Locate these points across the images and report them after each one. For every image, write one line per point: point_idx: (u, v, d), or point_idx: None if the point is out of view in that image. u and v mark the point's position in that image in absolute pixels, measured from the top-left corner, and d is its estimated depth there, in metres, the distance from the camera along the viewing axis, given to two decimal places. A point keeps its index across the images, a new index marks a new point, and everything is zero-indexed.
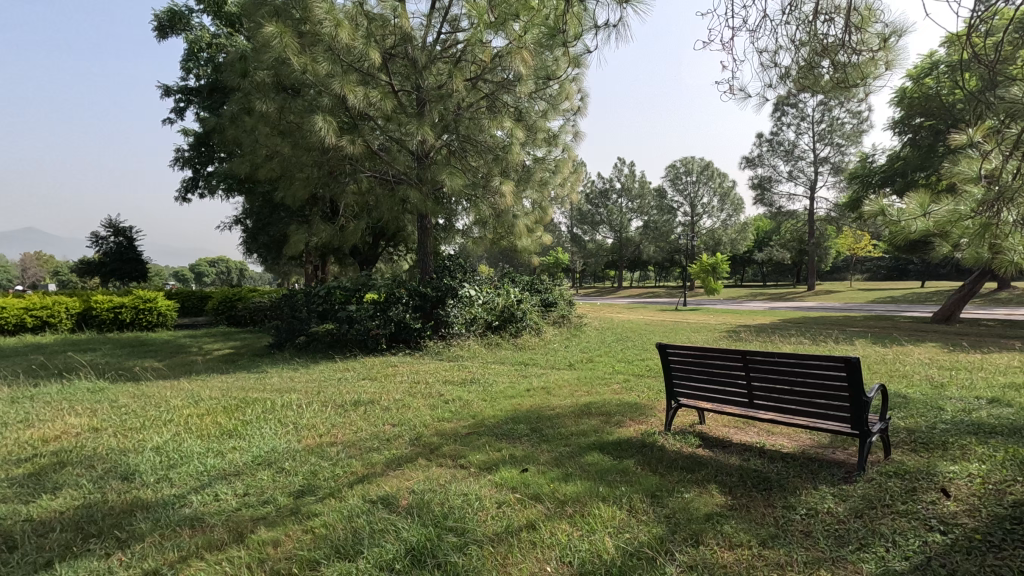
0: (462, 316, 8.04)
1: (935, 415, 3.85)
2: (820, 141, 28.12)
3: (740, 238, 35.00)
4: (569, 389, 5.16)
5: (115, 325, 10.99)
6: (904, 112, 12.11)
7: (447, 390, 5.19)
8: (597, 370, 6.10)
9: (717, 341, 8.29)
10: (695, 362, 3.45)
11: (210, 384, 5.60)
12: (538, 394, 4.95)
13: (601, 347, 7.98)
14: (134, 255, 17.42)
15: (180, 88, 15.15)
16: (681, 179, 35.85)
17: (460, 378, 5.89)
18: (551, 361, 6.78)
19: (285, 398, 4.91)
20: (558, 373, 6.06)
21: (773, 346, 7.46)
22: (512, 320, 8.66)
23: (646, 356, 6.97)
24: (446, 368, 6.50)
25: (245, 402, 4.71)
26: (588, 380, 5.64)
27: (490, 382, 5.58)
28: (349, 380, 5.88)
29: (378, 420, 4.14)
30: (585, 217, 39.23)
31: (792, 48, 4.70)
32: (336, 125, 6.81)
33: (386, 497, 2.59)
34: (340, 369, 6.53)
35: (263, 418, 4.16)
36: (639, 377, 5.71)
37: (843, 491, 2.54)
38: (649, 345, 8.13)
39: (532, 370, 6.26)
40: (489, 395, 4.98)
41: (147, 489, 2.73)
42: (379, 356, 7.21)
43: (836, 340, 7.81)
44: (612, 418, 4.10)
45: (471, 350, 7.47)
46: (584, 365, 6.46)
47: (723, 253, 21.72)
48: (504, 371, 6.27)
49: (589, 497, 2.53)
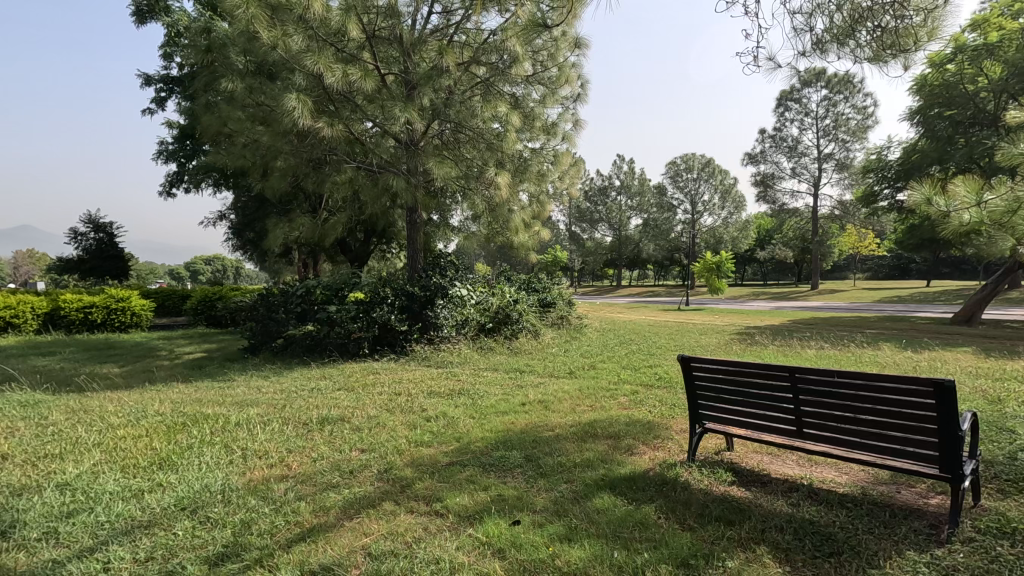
0: (453, 318, 7.42)
1: (1010, 441, 3.21)
2: (825, 137, 27.50)
3: (742, 236, 34.40)
4: (569, 404, 4.50)
5: (85, 326, 10.29)
6: (922, 102, 11.49)
7: (430, 405, 4.53)
8: (601, 380, 5.44)
9: (729, 345, 7.65)
10: (725, 379, 2.81)
11: (163, 396, 4.94)
12: (534, 410, 4.30)
13: (604, 351, 7.34)
14: (115, 252, 16.74)
15: (161, 77, 14.48)
16: (681, 176, 35.21)
17: (447, 389, 5.24)
18: (549, 369, 6.13)
19: (242, 415, 4.25)
20: (557, 383, 5.40)
21: (793, 351, 6.82)
22: (507, 322, 8.01)
23: (654, 363, 6.32)
24: (433, 377, 5.85)
25: (194, 420, 4.05)
26: (591, 392, 4.98)
27: (480, 395, 4.92)
28: (322, 390, 5.22)
29: (345, 445, 3.49)
30: (584, 215, 38.59)
31: (829, 10, 4.04)
32: (311, 106, 6.16)
33: (331, 568, 1.95)
34: (315, 377, 5.87)
35: (208, 442, 3.51)
36: (649, 388, 5.06)
37: (940, 561, 1.90)
38: (656, 349, 7.48)
39: (529, 380, 5.59)
40: (478, 411, 4.31)
41: (20, 553, 2.09)
42: (361, 362, 6.56)
43: (860, 344, 7.18)
44: (622, 442, 3.46)
45: (461, 355, 6.82)
46: (586, 373, 5.81)
47: (727, 252, 21.10)
48: (497, 380, 5.61)
49: (599, 568, 1.90)
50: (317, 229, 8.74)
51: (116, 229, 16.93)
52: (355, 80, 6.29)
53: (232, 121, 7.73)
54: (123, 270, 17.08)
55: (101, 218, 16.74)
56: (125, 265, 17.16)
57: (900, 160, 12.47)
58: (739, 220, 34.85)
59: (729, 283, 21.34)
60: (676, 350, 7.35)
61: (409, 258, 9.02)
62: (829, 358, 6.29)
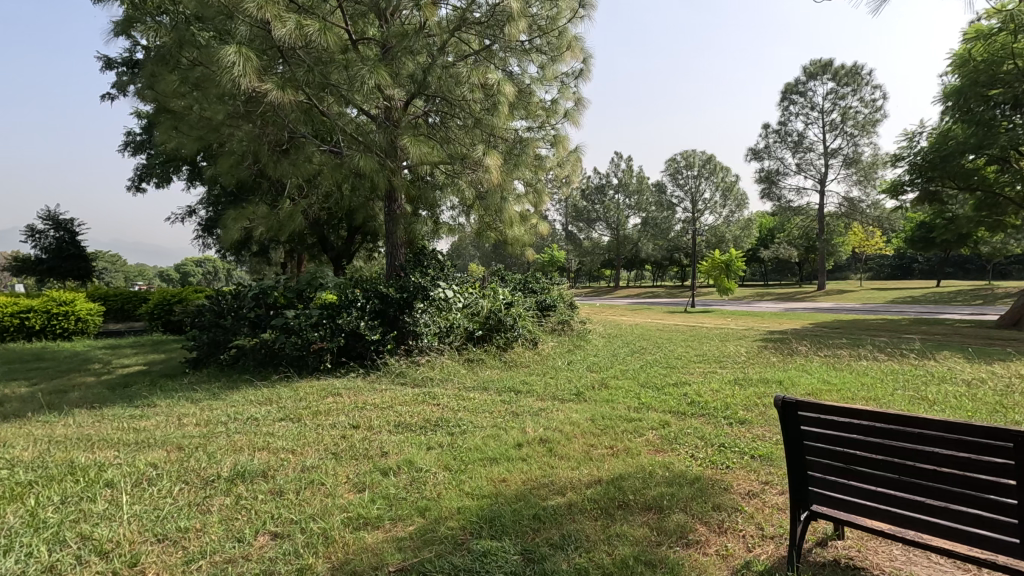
0: (435, 324, 6.24)
1: None
2: (832, 131, 26.44)
3: (744, 235, 33.39)
4: (581, 445, 3.31)
5: (22, 333, 9.05)
6: (960, 81, 10.35)
7: (392, 449, 3.33)
8: (617, 408, 4.24)
9: (760, 354, 6.49)
10: (864, 443, 1.67)
11: (41, 433, 3.72)
12: (533, 456, 3.12)
13: (614, 364, 6.17)
14: (76, 251, 15.43)
15: (123, 59, 13.20)
16: (681, 174, 34.09)
17: (421, 419, 4.04)
18: (551, 389, 4.93)
19: (126, 465, 3.03)
20: (562, 411, 4.21)
21: (841, 362, 5.66)
22: (499, 328, 6.82)
23: (680, 381, 5.15)
24: (406, 401, 4.65)
25: (54, 475, 2.85)
26: (607, 423, 3.81)
27: (463, 431, 3.72)
28: (259, 422, 4.02)
29: (250, 526, 2.31)
30: (580, 214, 37.47)
31: None
32: (256, 63, 4.97)
33: None
34: (256, 402, 4.67)
35: (41, 520, 2.30)
36: (682, 419, 3.89)
37: None
38: (676, 361, 6.32)
39: (526, 406, 4.40)
40: (457, 459, 3.12)
41: None
42: (320, 380, 5.36)
43: (918, 353, 6.03)
44: (668, 522, 2.29)
45: (445, 370, 5.65)
46: (598, 396, 4.61)
47: (736, 249, 19.97)
48: (486, 407, 4.42)
49: None
50: (278, 219, 7.57)
51: (78, 227, 15.63)
52: (311, 34, 5.10)
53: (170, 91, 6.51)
54: (87, 271, 15.82)
55: (62, 214, 15.44)
56: (89, 266, 15.90)
57: (932, 147, 11.33)
58: (741, 218, 33.81)
59: (737, 284, 20.21)
60: (701, 362, 6.18)
61: (388, 255, 7.86)
62: (893, 373, 5.12)
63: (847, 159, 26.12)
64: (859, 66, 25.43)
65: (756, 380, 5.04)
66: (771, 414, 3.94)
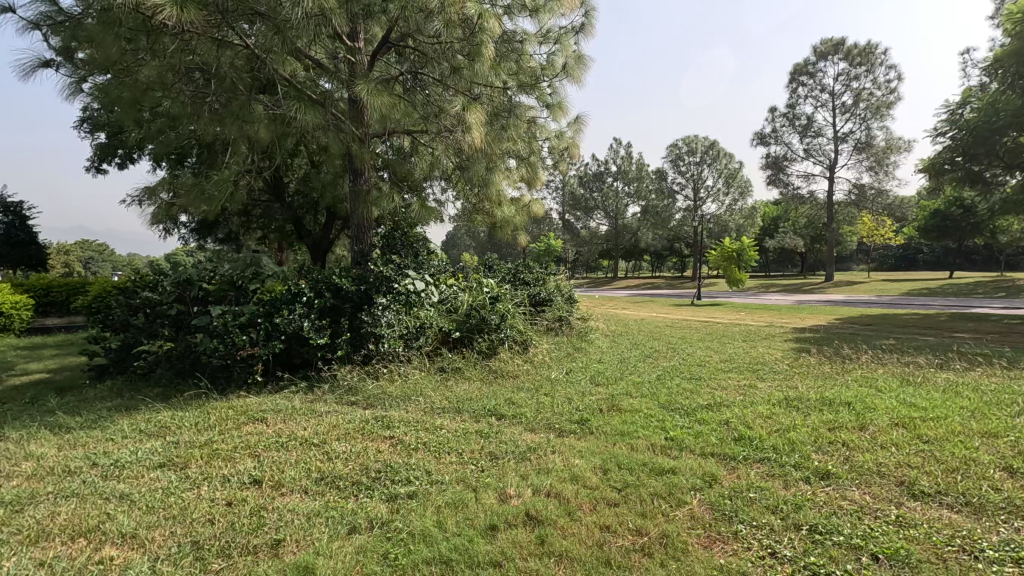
0: (400, 325, 4.99)
1: None
2: (843, 114, 25.17)
3: (748, 224, 32.22)
4: (591, 532, 2.07)
5: None
6: (1012, 43, 9.07)
7: (290, 537, 2.09)
8: (635, 449, 3.03)
9: (803, 361, 5.26)
10: None
11: None
12: (513, 561, 1.88)
13: (625, 374, 4.94)
14: (25, 237, 14.00)
15: None
16: (682, 160, 32.78)
17: (358, 470, 2.79)
18: (545, 415, 3.69)
19: None
20: (560, 454, 2.97)
21: (914, 374, 4.43)
22: (481, 329, 5.55)
23: (713, 401, 3.93)
24: (347, 434, 3.41)
25: None
26: (625, 477, 2.59)
27: (411, 494, 2.48)
28: (119, 474, 2.77)
29: None
30: (579, 202, 35.95)
31: None
32: None
33: None
34: (143, 435, 3.42)
35: None
36: (731, 474, 2.67)
37: None
38: (700, 371, 5.09)
39: (508, 444, 3.16)
40: (386, 565, 1.87)
41: None
42: (244, 400, 4.11)
43: (1003, 361, 4.82)
44: None
45: (409, 384, 4.42)
46: (609, 428, 3.39)
47: (748, 238, 18.67)
48: (452, 445, 3.18)
49: None
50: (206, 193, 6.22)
51: (28, 210, 14.19)
52: None
53: (41, 30, 5.13)
54: (38, 258, 14.44)
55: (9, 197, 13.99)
56: (40, 253, 14.51)
57: (972, 120, 10.08)
58: (745, 206, 32.54)
59: (748, 275, 18.93)
60: (733, 372, 4.96)
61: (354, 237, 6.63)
62: (992, 388, 3.92)
63: (859, 143, 24.85)
64: (872, 45, 24.17)
65: (816, 400, 3.82)
66: (861, 463, 2.72)
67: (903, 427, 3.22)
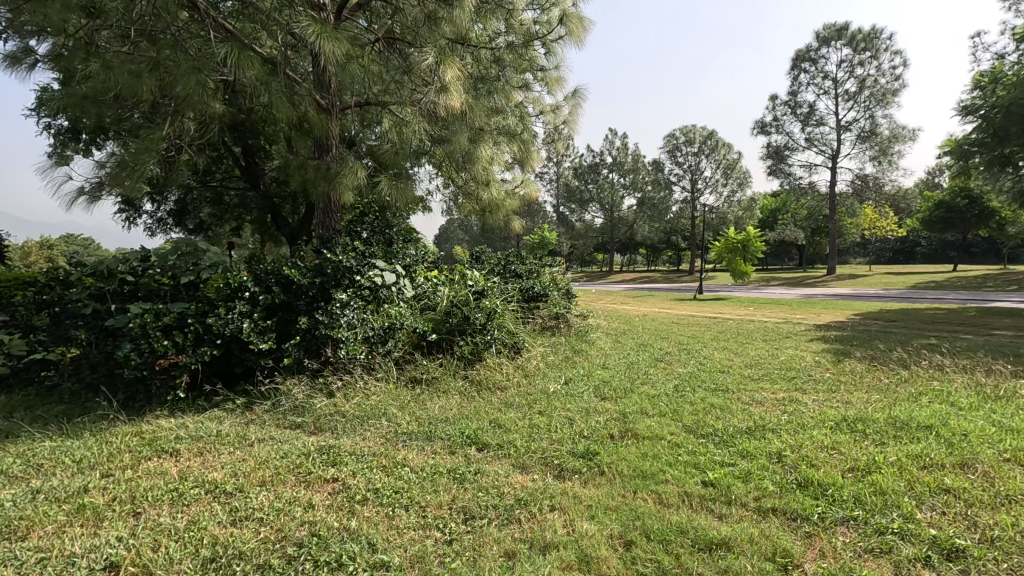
0: (363, 327, 4.08)
1: None
2: (846, 101, 24.36)
3: (746, 216, 31.49)
4: None
5: None
6: None
7: None
8: (666, 503, 2.19)
9: (846, 366, 4.44)
10: None
11: None
12: None
13: (636, 384, 4.10)
14: None
15: None
16: (681, 151, 31.96)
17: (269, 544, 1.92)
18: (539, 446, 2.84)
19: None
20: (561, 512, 2.12)
21: (993, 385, 3.61)
22: (464, 330, 4.68)
23: (753, 425, 3.09)
24: (276, 476, 2.54)
25: None
26: (658, 561, 1.74)
27: None
28: None
29: None
30: (573, 194, 34.93)
31: None
32: None
33: None
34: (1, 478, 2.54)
35: None
36: (810, 550, 1.83)
37: None
38: (726, 379, 4.26)
39: (490, 493, 2.31)
40: None
41: None
42: (157, 424, 3.24)
43: None
44: None
45: (371, 401, 3.56)
46: (625, 467, 2.54)
47: (753, 229, 17.87)
48: (408, 496, 2.31)
49: None
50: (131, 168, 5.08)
51: None
52: None
53: None
54: None
55: None
56: None
57: (1003, 96, 9.27)
58: (744, 198, 31.78)
59: (753, 267, 18.17)
60: (767, 382, 4.14)
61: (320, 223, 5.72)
62: None
63: (863, 132, 24.06)
64: (877, 29, 23.34)
65: (884, 423, 3.00)
66: (993, 529, 1.90)
67: (1021, 466, 2.40)
